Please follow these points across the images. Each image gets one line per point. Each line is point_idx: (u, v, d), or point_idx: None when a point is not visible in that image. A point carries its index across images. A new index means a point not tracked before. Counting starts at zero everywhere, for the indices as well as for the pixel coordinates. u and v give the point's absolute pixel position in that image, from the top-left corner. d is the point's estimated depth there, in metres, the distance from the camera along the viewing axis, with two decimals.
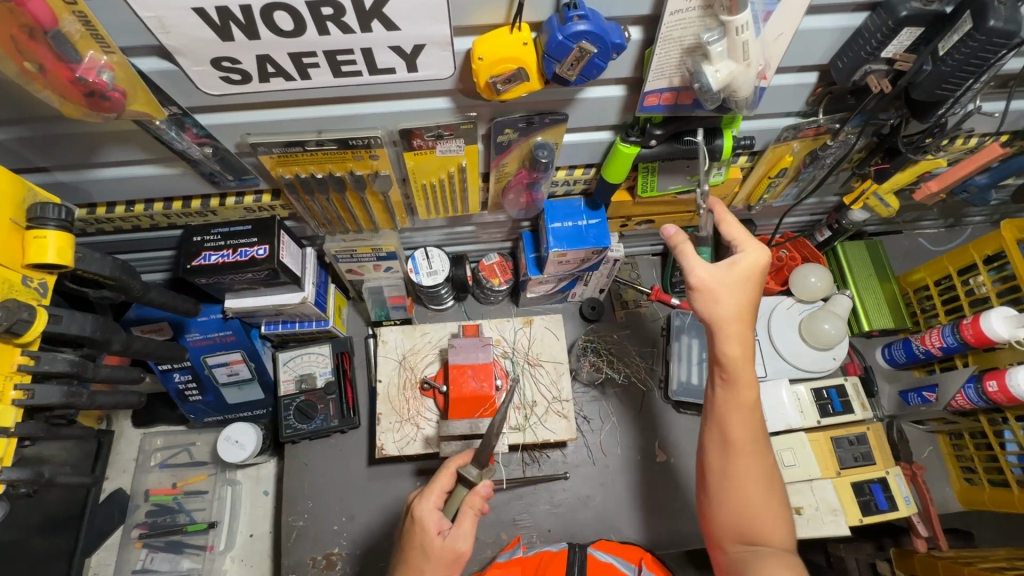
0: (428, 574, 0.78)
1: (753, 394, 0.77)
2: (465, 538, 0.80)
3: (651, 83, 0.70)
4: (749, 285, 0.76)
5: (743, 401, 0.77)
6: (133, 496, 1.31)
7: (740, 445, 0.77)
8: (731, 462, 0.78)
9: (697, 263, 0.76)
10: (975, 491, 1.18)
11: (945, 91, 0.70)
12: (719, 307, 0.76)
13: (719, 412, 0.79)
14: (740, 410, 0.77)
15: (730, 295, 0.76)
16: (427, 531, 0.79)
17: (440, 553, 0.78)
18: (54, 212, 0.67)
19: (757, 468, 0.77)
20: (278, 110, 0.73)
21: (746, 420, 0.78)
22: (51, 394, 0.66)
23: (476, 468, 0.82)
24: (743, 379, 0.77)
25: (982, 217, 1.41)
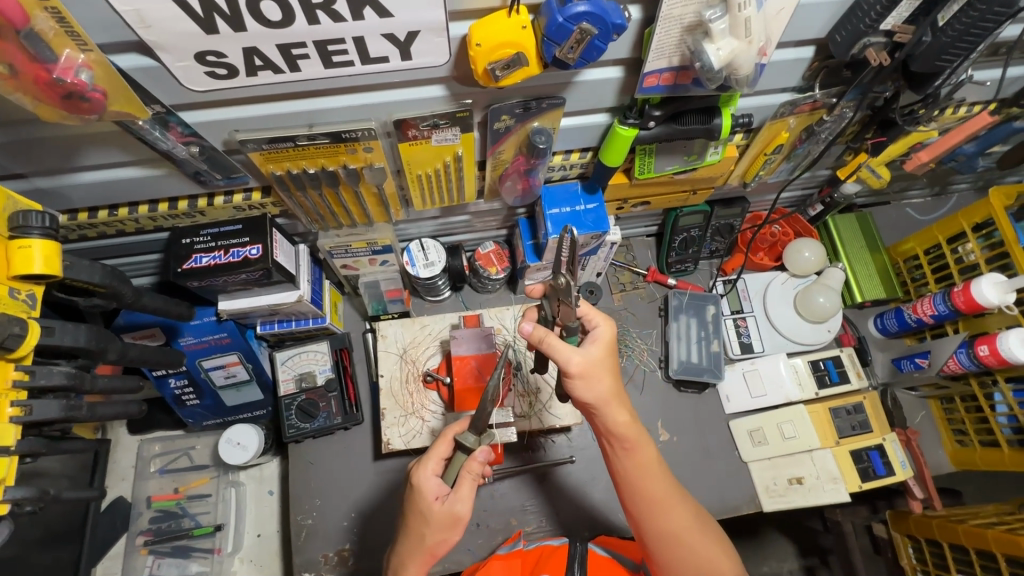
0: (429, 537, 0.82)
1: (649, 450, 0.83)
2: (462, 502, 0.82)
3: (651, 63, 0.69)
4: (604, 364, 0.80)
5: (642, 460, 0.83)
6: (135, 503, 1.29)
7: (660, 500, 0.83)
8: (656, 520, 0.83)
9: (569, 350, 0.78)
10: (966, 452, 1.21)
11: (943, 63, 0.71)
12: (593, 392, 0.80)
13: (629, 478, 0.84)
14: (643, 472, 0.83)
15: (596, 379, 0.80)
16: (424, 496, 0.81)
17: (439, 517, 0.81)
18: (37, 220, 0.64)
19: (680, 515, 0.83)
20: (266, 104, 0.70)
21: (652, 477, 0.83)
22: (49, 409, 0.64)
23: (473, 435, 0.81)
24: (634, 440, 0.82)
25: (967, 185, 1.43)
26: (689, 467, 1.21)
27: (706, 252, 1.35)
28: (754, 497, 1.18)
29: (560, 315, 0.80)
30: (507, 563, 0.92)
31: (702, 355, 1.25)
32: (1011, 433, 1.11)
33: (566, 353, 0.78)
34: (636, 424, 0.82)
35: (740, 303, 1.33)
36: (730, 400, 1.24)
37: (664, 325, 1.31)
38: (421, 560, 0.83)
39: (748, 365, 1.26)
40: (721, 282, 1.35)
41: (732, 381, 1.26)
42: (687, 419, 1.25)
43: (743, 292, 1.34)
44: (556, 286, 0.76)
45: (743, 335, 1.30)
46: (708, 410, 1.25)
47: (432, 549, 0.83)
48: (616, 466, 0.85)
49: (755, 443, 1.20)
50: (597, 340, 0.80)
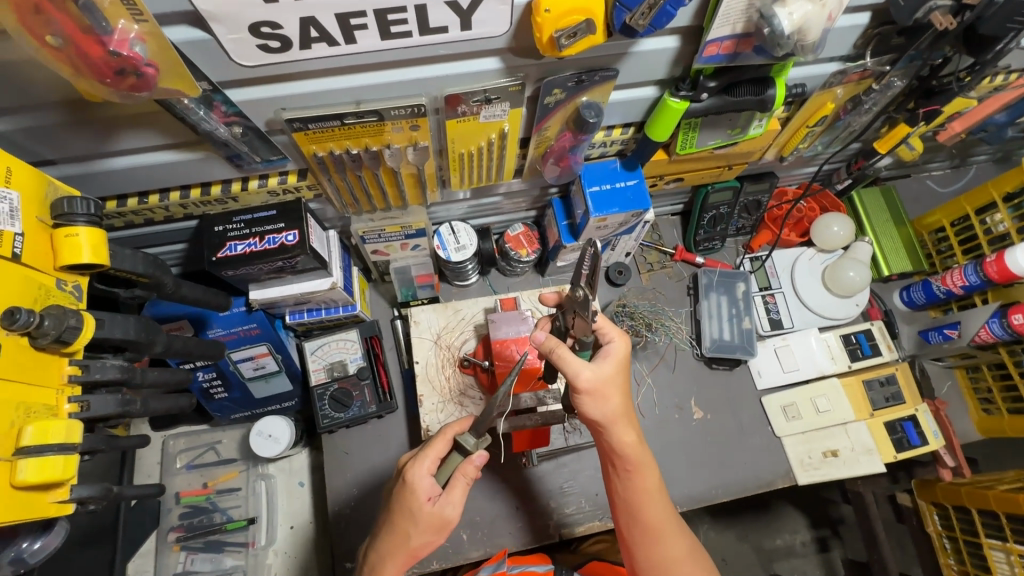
0: (413, 537, 0.82)
1: (651, 477, 0.84)
2: (450, 505, 0.83)
3: (714, 31, 0.66)
4: (616, 384, 0.81)
5: (645, 486, 0.84)
6: (163, 499, 1.27)
7: (657, 528, 0.85)
8: (650, 546, 0.85)
9: (579, 365, 0.78)
10: (993, 420, 1.23)
11: (1013, 26, 0.71)
12: (600, 415, 0.81)
13: (629, 501, 0.85)
14: (646, 497, 0.84)
15: (604, 402, 0.80)
16: (416, 494, 0.82)
17: (428, 518, 0.82)
18: (82, 206, 0.61)
19: (675, 545, 0.85)
20: (313, 80, 0.67)
21: (653, 503, 0.85)
22: (106, 404, 0.61)
23: (473, 438, 0.82)
24: (638, 466, 0.83)
25: (987, 156, 1.44)
26: (725, 444, 1.21)
27: (733, 229, 1.34)
28: (789, 471, 1.19)
29: (575, 328, 0.81)
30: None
31: (734, 332, 1.25)
32: None
33: (576, 367, 0.77)
34: (642, 451, 0.83)
35: (768, 280, 1.32)
36: (762, 375, 1.25)
37: (694, 304, 1.30)
38: (401, 561, 0.84)
39: (779, 340, 1.26)
40: (748, 260, 1.34)
41: (764, 357, 1.26)
42: (720, 396, 1.25)
43: (771, 269, 1.33)
44: (574, 298, 0.77)
45: (772, 311, 1.29)
46: (741, 387, 1.26)
47: (414, 549, 0.84)
48: (617, 486, 0.86)
49: (790, 418, 1.21)
50: (609, 356, 0.81)
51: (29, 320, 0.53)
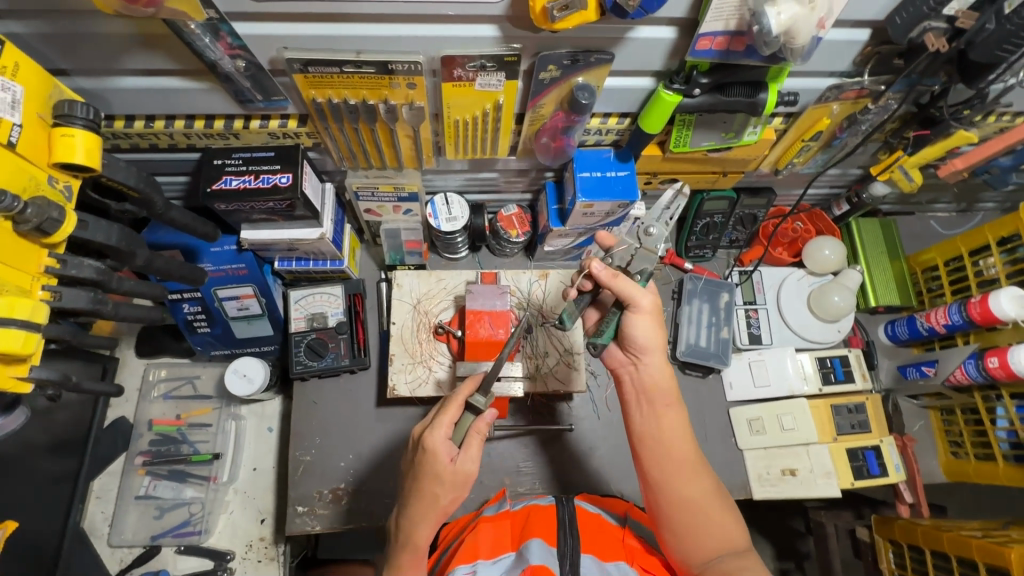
0: (442, 497, 0.80)
1: (678, 413, 0.87)
2: (471, 461, 0.81)
3: (707, 24, 0.68)
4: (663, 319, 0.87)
5: (672, 422, 0.85)
6: (136, 425, 1.31)
7: (683, 464, 0.83)
8: (676, 484, 0.82)
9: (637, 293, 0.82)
10: (960, 463, 1.22)
11: (1002, 54, 0.71)
12: (643, 342, 0.86)
13: (656, 437, 0.85)
14: (674, 432, 0.84)
15: (642, 330, 0.85)
16: (437, 458, 0.79)
17: (452, 478, 0.79)
18: (82, 111, 0.64)
19: (697, 485, 0.82)
20: (316, 24, 0.70)
21: (680, 440, 0.84)
22: (78, 299, 0.65)
23: (483, 396, 0.82)
24: (671, 400, 0.87)
25: (994, 203, 1.43)
26: None
27: (726, 240, 1.34)
28: (745, 483, 1.19)
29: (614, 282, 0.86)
30: (497, 527, 0.87)
31: (711, 340, 1.26)
32: (1007, 448, 1.11)
33: (634, 293, 0.82)
34: (671, 386, 0.87)
35: (753, 295, 1.32)
36: (733, 387, 1.25)
37: (676, 308, 1.31)
38: (433, 520, 0.81)
39: (755, 355, 1.26)
40: (737, 272, 1.34)
41: (738, 368, 1.26)
42: (688, 401, 1.25)
43: (758, 284, 1.33)
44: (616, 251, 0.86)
45: (752, 326, 1.30)
46: (711, 396, 1.26)
47: (444, 509, 0.81)
48: (643, 424, 0.87)
49: (753, 432, 1.21)
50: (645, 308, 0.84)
51: (12, 205, 0.56)
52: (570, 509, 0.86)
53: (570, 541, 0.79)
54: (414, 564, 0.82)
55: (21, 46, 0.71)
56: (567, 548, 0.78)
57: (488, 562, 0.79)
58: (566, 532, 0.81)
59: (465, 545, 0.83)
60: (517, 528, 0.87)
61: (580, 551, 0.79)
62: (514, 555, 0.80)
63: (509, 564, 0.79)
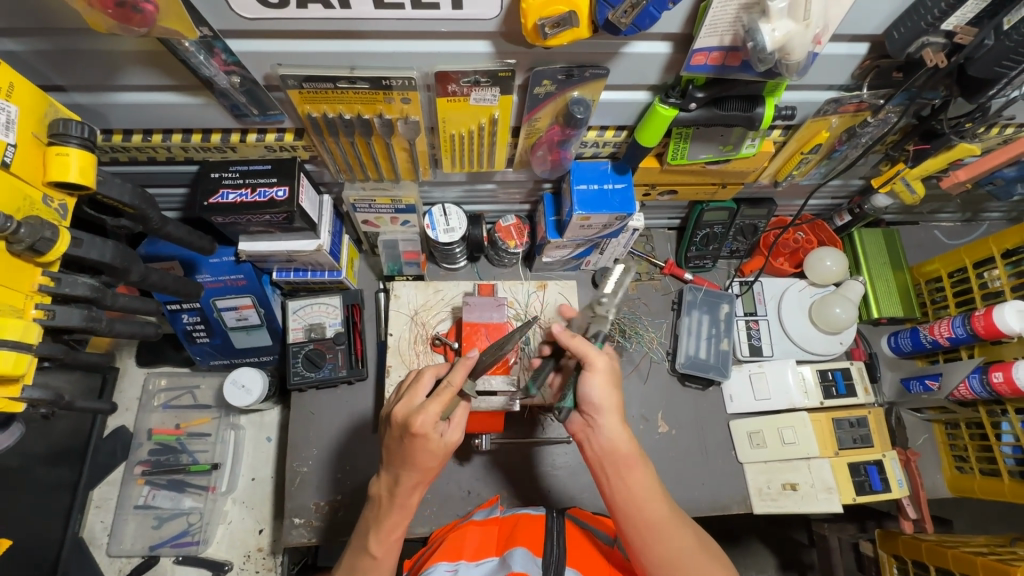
0: (431, 468, 0.79)
1: (645, 472, 0.83)
2: (459, 430, 0.80)
3: (702, 39, 0.68)
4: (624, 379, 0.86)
5: (640, 482, 0.82)
6: (135, 434, 1.31)
7: (657, 522, 0.80)
8: (655, 544, 0.79)
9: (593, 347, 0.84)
10: (965, 479, 1.20)
11: (1001, 70, 0.71)
12: (600, 403, 0.83)
13: (627, 502, 0.82)
14: (639, 496, 0.82)
15: (596, 392, 0.83)
16: (427, 438, 0.76)
17: (441, 450, 0.78)
18: (76, 129, 0.65)
19: (675, 541, 0.80)
20: (311, 41, 0.71)
21: (649, 499, 0.82)
22: (71, 317, 0.65)
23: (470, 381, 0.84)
24: (635, 459, 0.83)
25: (1000, 213, 1.41)
26: (685, 462, 1.20)
27: (726, 250, 1.33)
28: (746, 497, 1.18)
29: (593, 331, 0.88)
30: (485, 531, 0.87)
31: (711, 352, 1.25)
32: (1014, 463, 1.10)
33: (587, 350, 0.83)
34: (633, 445, 0.84)
35: (754, 306, 1.31)
36: (732, 399, 1.24)
37: (676, 318, 1.30)
38: (421, 487, 0.80)
39: (756, 367, 1.25)
40: (737, 283, 1.33)
41: (738, 381, 1.25)
42: (687, 413, 1.24)
43: (759, 295, 1.32)
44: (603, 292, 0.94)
45: (753, 337, 1.29)
46: (710, 408, 1.25)
47: (430, 478, 0.80)
48: (612, 490, 0.83)
49: (754, 445, 1.20)
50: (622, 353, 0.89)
51: (6, 225, 0.56)
52: (559, 521, 0.84)
53: (557, 551, 0.78)
54: (396, 527, 0.81)
55: (19, 64, 0.72)
56: (553, 560, 0.77)
57: (471, 564, 0.78)
58: (553, 544, 0.80)
59: (450, 543, 0.84)
60: (505, 533, 0.86)
61: (565, 565, 0.78)
62: (498, 558, 0.78)
63: (492, 567, 0.77)
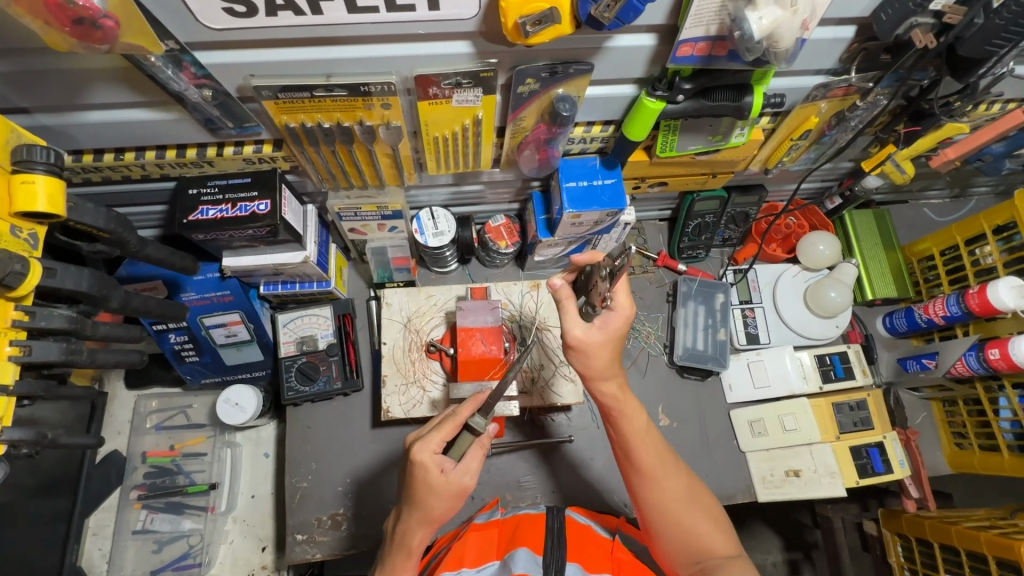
0: (436, 509, 0.74)
1: (638, 420, 0.81)
2: (468, 475, 0.75)
3: (686, 31, 0.66)
4: (614, 342, 0.77)
5: (631, 430, 0.81)
6: (130, 458, 1.29)
7: (650, 468, 0.80)
8: (649, 489, 0.80)
9: (574, 321, 0.77)
10: (964, 455, 1.21)
11: (992, 48, 0.71)
12: (585, 368, 0.79)
13: (622, 446, 0.82)
14: (632, 441, 0.81)
15: (584, 361, 0.78)
16: (426, 471, 0.74)
17: (446, 488, 0.74)
18: (41, 155, 0.63)
19: (668, 487, 0.80)
20: (283, 49, 0.68)
21: (644, 447, 0.81)
22: (49, 351, 0.65)
23: (480, 415, 0.78)
24: (626, 408, 0.81)
25: (989, 187, 1.41)
26: (688, 455, 1.20)
27: (719, 239, 1.32)
28: (750, 486, 1.18)
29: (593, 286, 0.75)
30: (483, 534, 0.85)
31: (708, 342, 1.24)
32: (1012, 438, 1.10)
33: (569, 322, 0.76)
34: (626, 396, 0.81)
35: (749, 293, 1.31)
36: (732, 389, 1.24)
37: (672, 310, 1.29)
38: (427, 529, 0.76)
39: (753, 355, 1.25)
40: (731, 271, 1.32)
41: (736, 370, 1.25)
42: (688, 406, 1.24)
43: (753, 282, 1.31)
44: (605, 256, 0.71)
45: (749, 325, 1.28)
46: (710, 398, 1.25)
47: (438, 519, 0.76)
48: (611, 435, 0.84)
49: (755, 434, 1.19)
50: (609, 319, 0.76)
51: None
52: (558, 519, 0.83)
53: (557, 550, 0.76)
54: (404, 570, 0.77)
55: None
56: (553, 558, 0.75)
57: (473, 570, 0.77)
58: (554, 542, 0.78)
59: (451, 553, 0.81)
60: (506, 535, 0.84)
61: (566, 560, 0.76)
62: (500, 562, 0.77)
63: (494, 571, 0.76)
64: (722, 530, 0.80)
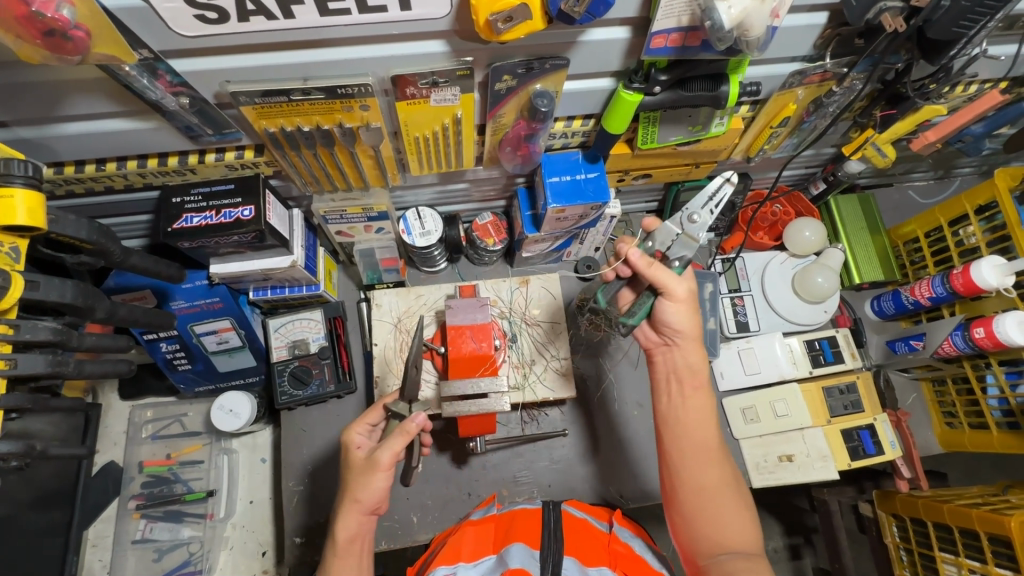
0: (354, 487, 0.78)
1: (708, 402, 0.85)
2: (390, 454, 0.78)
3: (658, 22, 0.67)
4: (696, 303, 0.86)
5: (699, 408, 0.84)
6: (126, 468, 1.29)
7: (705, 448, 0.82)
8: (697, 469, 0.81)
9: (678, 279, 0.82)
10: (955, 434, 1.22)
11: (960, 28, 0.72)
12: (679, 326, 0.85)
13: (681, 424, 0.84)
14: (698, 418, 0.84)
15: (676, 317, 0.84)
16: (348, 448, 0.84)
17: (359, 464, 0.81)
18: (19, 168, 0.63)
19: (718, 473, 0.80)
20: (257, 55, 0.68)
21: (705, 425, 0.83)
22: (36, 363, 0.65)
23: (404, 403, 0.86)
24: (701, 386, 0.85)
25: (971, 168, 1.42)
26: None
27: (706, 229, 1.32)
28: (744, 473, 1.18)
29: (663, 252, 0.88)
30: (481, 529, 0.85)
31: (698, 332, 1.24)
32: (1000, 415, 1.12)
33: (673, 279, 0.81)
34: (702, 374, 0.86)
35: (738, 282, 1.32)
36: (723, 376, 1.25)
37: None
38: (348, 511, 0.78)
39: (744, 343, 1.26)
40: (720, 261, 1.33)
41: (727, 358, 1.26)
42: None
43: (741, 271, 1.32)
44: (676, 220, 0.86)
45: (739, 314, 1.29)
46: None
47: (359, 500, 0.78)
48: (672, 411, 0.85)
49: (748, 420, 1.21)
50: (690, 276, 0.86)
51: None
52: (555, 512, 0.83)
53: (553, 544, 0.77)
54: None
55: None
56: (550, 552, 0.76)
57: (469, 565, 0.77)
58: (550, 535, 0.79)
59: (447, 547, 0.82)
60: (502, 530, 0.85)
61: (562, 554, 0.76)
62: (496, 557, 0.78)
63: (490, 566, 0.77)
64: (753, 529, 0.78)
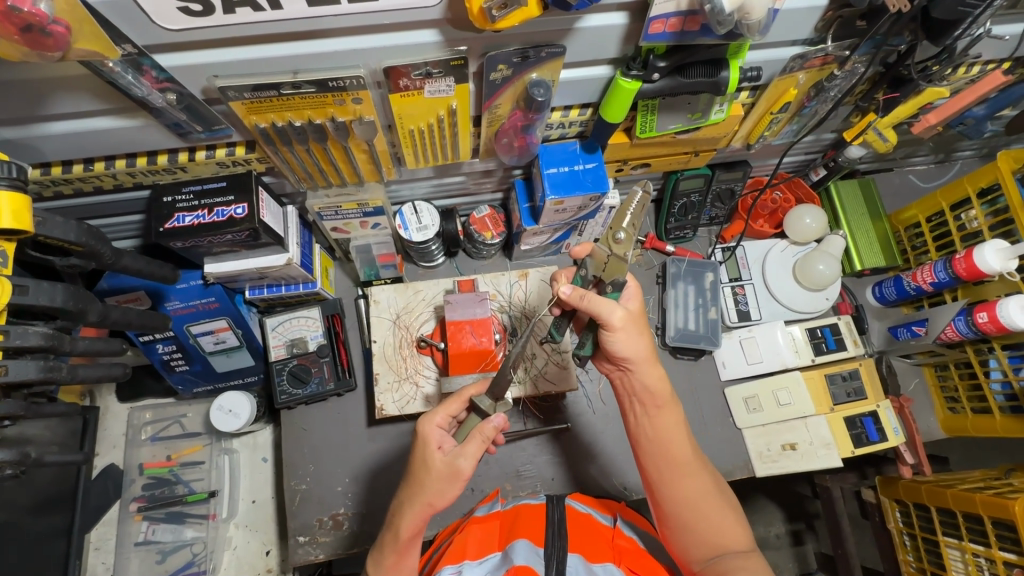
0: (428, 489, 0.76)
1: (675, 415, 0.81)
2: (469, 460, 0.76)
3: (657, 7, 0.65)
4: (640, 321, 0.79)
5: (668, 423, 0.80)
6: (127, 471, 1.28)
7: (682, 462, 0.79)
8: (677, 483, 0.79)
9: (611, 306, 0.74)
10: (958, 418, 1.22)
11: (965, 8, 0.71)
12: (626, 353, 0.77)
13: (654, 440, 0.80)
14: (669, 434, 0.80)
15: (623, 345, 0.77)
16: (427, 445, 0.78)
17: (440, 468, 0.76)
18: (3, 169, 0.62)
19: (699, 483, 0.79)
20: (245, 47, 0.66)
21: (679, 439, 0.80)
22: (27, 369, 0.64)
23: (489, 399, 0.80)
24: (663, 405, 0.80)
25: (972, 151, 1.40)
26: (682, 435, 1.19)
27: (706, 218, 1.31)
28: (748, 462, 1.18)
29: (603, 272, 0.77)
30: (486, 526, 0.84)
31: (700, 322, 1.23)
32: (1003, 399, 1.11)
33: (608, 306, 0.74)
34: (665, 388, 0.80)
35: (738, 271, 1.30)
36: (725, 366, 1.24)
37: (662, 292, 1.28)
38: (417, 512, 0.76)
39: (745, 332, 1.25)
40: (720, 249, 1.32)
41: (729, 348, 1.25)
42: (683, 386, 1.23)
43: (741, 259, 1.31)
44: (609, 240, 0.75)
45: (741, 302, 1.28)
46: (704, 377, 1.25)
47: (432, 504, 0.76)
48: (642, 428, 0.82)
49: (750, 410, 1.20)
50: (631, 296, 0.79)
51: None
52: (559, 510, 0.83)
53: (557, 542, 0.76)
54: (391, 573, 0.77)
55: None
56: (554, 549, 0.75)
57: (474, 563, 0.76)
58: (554, 532, 0.78)
59: (453, 546, 0.81)
60: (507, 526, 0.84)
61: (567, 551, 0.75)
62: (501, 554, 0.77)
63: (495, 563, 0.76)
64: (743, 531, 0.78)
